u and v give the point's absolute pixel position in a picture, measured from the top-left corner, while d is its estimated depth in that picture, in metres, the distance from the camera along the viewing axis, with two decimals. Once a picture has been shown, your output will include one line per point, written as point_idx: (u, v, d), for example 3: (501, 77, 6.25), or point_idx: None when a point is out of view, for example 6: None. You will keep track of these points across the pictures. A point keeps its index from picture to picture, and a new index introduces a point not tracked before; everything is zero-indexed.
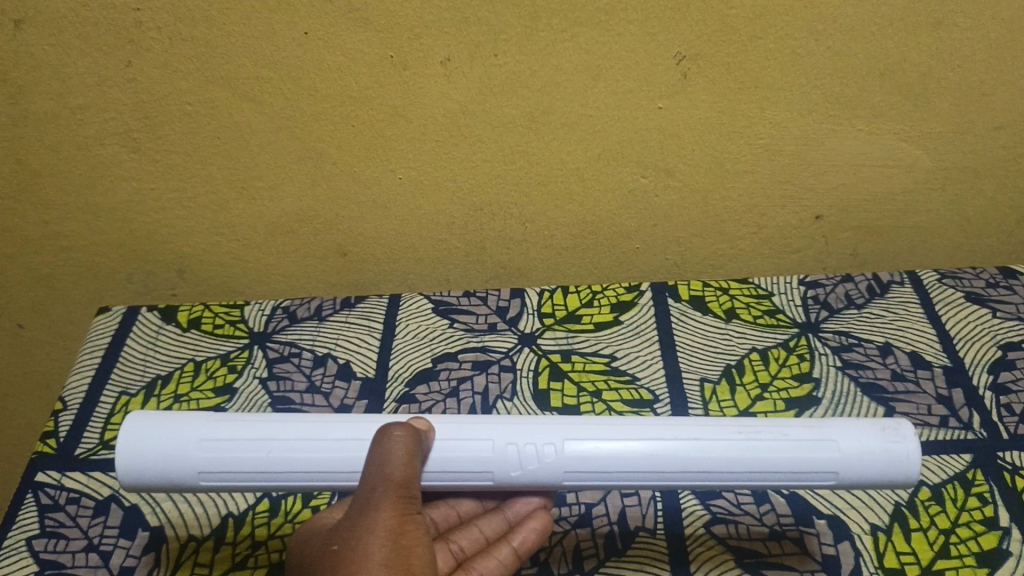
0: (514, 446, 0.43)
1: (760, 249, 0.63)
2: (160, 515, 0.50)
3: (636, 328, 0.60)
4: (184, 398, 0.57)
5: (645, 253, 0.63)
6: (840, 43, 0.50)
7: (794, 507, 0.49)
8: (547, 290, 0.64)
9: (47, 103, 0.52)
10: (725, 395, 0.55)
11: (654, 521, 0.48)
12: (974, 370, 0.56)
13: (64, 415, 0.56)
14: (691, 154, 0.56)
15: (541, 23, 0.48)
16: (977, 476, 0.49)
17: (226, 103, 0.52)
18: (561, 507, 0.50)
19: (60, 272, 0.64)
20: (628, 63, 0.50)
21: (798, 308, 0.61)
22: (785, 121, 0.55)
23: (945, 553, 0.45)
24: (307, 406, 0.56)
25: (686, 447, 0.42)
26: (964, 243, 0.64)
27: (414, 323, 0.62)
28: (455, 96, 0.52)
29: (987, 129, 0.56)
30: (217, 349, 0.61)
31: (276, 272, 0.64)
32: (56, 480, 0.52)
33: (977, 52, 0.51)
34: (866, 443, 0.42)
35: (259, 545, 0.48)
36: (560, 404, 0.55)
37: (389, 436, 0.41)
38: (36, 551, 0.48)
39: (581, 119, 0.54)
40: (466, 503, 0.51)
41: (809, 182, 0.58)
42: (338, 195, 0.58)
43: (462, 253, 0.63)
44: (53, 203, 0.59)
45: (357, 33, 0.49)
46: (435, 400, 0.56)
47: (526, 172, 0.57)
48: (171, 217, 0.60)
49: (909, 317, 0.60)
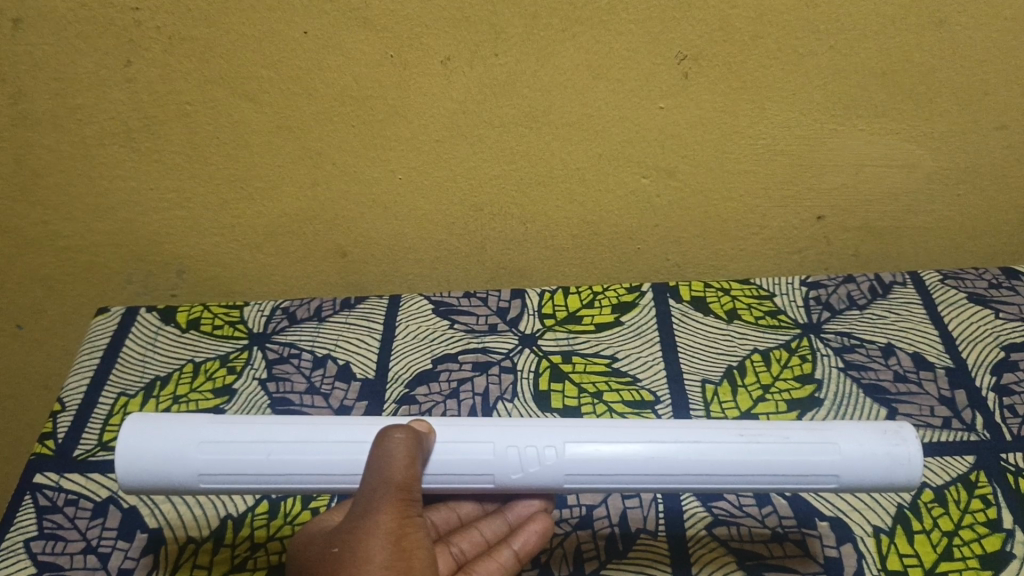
0: (514, 448, 0.43)
1: (761, 250, 0.63)
2: (159, 517, 0.50)
3: (637, 329, 0.60)
4: (183, 399, 0.57)
5: (647, 253, 0.63)
6: (842, 43, 0.50)
7: (796, 508, 0.49)
8: (547, 291, 0.64)
9: (46, 102, 0.52)
10: (727, 396, 0.55)
11: (656, 523, 0.48)
12: (977, 371, 0.56)
13: (62, 417, 0.56)
14: (692, 154, 0.56)
15: (542, 22, 0.48)
16: (980, 478, 0.49)
17: (225, 103, 0.52)
18: (562, 509, 0.50)
19: (59, 272, 0.64)
20: (628, 62, 0.50)
21: (800, 309, 0.61)
22: (786, 120, 0.54)
23: (948, 555, 0.45)
24: (307, 407, 0.56)
25: (688, 449, 0.42)
26: (967, 244, 0.63)
27: (414, 324, 0.61)
28: (455, 96, 0.52)
29: (990, 129, 0.56)
30: (216, 349, 0.61)
31: (276, 273, 0.64)
32: (54, 481, 0.52)
33: (979, 51, 0.51)
34: (868, 445, 0.42)
35: (258, 547, 0.48)
36: (561, 405, 0.55)
37: (389, 440, 0.41)
38: (33, 552, 0.47)
39: (582, 119, 0.54)
40: (466, 506, 0.51)
41: (811, 182, 0.58)
42: (338, 195, 0.58)
43: (463, 253, 0.63)
44: (52, 203, 0.59)
45: (357, 32, 0.48)
46: (435, 401, 0.55)
47: (527, 172, 0.56)
48: (170, 217, 0.60)
49: (911, 318, 0.60)
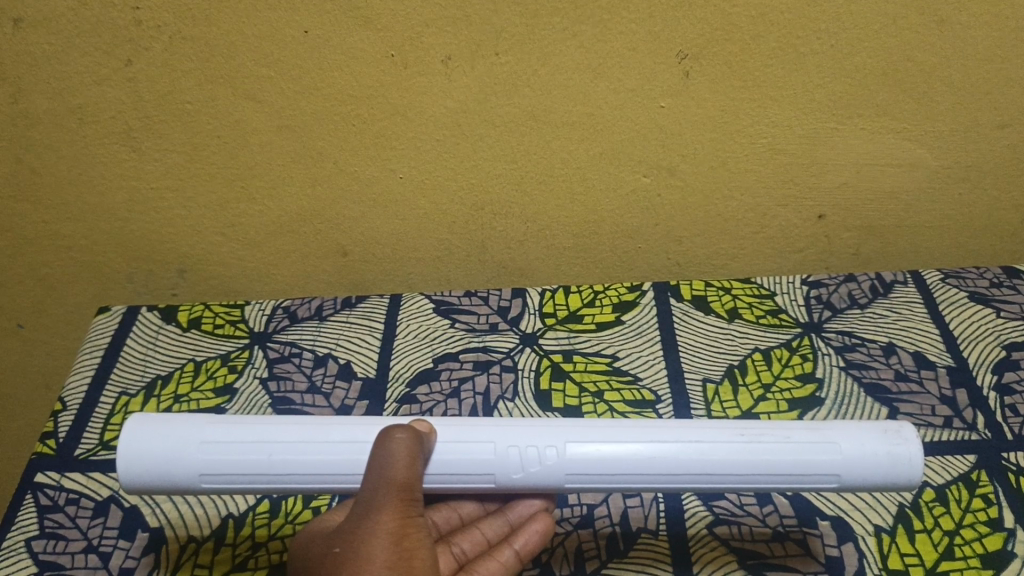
0: (516, 448, 0.43)
1: (762, 249, 0.63)
2: (160, 516, 0.50)
3: (638, 328, 0.60)
4: (183, 398, 0.57)
5: (647, 252, 0.63)
6: (843, 42, 0.50)
7: (798, 507, 0.49)
8: (548, 290, 0.64)
9: (47, 101, 0.52)
10: (728, 395, 0.55)
11: (657, 522, 0.48)
12: (978, 370, 0.56)
13: (63, 416, 0.56)
14: (693, 153, 0.56)
15: (543, 21, 0.48)
16: (981, 477, 0.49)
17: (226, 102, 0.52)
18: (563, 508, 0.50)
19: (60, 272, 0.64)
20: (629, 61, 0.50)
21: (801, 307, 0.61)
22: (788, 119, 0.54)
23: (949, 555, 0.45)
24: (308, 406, 0.56)
25: (689, 449, 0.42)
26: (968, 243, 0.63)
27: (415, 323, 0.61)
28: (456, 95, 0.52)
29: (991, 128, 0.56)
30: (217, 348, 0.61)
31: (277, 272, 0.64)
32: (55, 480, 0.52)
33: (980, 50, 0.51)
34: (869, 445, 0.42)
35: (259, 546, 0.48)
36: (562, 404, 0.55)
37: (394, 439, 0.41)
38: (35, 552, 0.48)
39: (583, 119, 0.54)
40: (467, 506, 0.51)
41: (812, 181, 0.58)
42: (339, 194, 0.58)
43: (463, 253, 0.63)
44: (53, 202, 0.59)
45: (357, 31, 0.48)
46: (436, 400, 0.55)
47: (528, 171, 0.56)
48: (171, 216, 0.60)
49: (912, 317, 0.60)
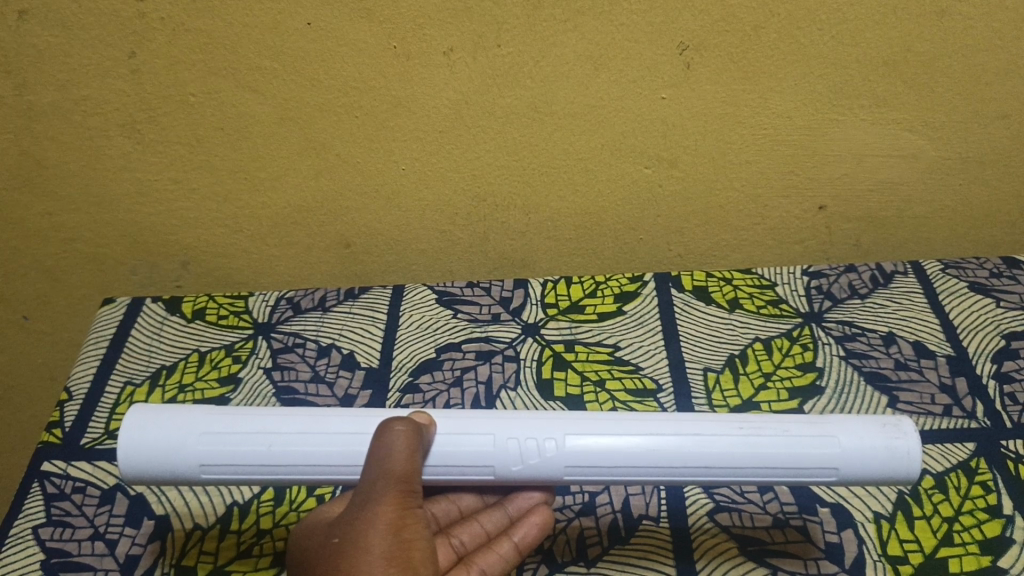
0: (514, 440, 0.43)
1: (763, 240, 0.64)
2: (166, 505, 0.50)
3: (640, 318, 0.60)
4: (188, 388, 0.57)
5: (649, 243, 0.64)
6: (843, 32, 0.50)
7: (798, 495, 0.49)
8: (550, 280, 0.64)
9: (51, 94, 0.53)
10: (728, 384, 0.55)
11: (658, 510, 0.49)
12: (978, 359, 0.56)
13: (69, 405, 0.56)
14: (693, 145, 0.56)
15: (545, 13, 0.48)
16: (980, 464, 0.49)
17: (229, 94, 0.52)
18: (564, 496, 0.50)
19: (64, 262, 0.65)
20: (629, 53, 0.50)
21: (801, 298, 0.61)
22: (787, 111, 0.55)
23: (949, 541, 0.46)
24: (312, 396, 0.56)
25: (686, 442, 0.42)
26: (968, 233, 0.64)
27: (417, 313, 0.62)
28: (458, 87, 0.52)
29: (991, 118, 0.56)
30: (221, 339, 0.61)
31: (281, 263, 0.64)
32: (62, 469, 0.52)
33: (981, 40, 0.51)
34: (867, 439, 0.42)
35: (263, 534, 0.48)
36: (563, 393, 0.55)
37: (391, 431, 0.41)
38: (42, 539, 0.48)
39: (584, 110, 0.54)
40: (467, 498, 0.51)
41: (812, 171, 0.58)
42: (341, 185, 0.58)
43: (466, 244, 0.63)
44: (57, 194, 0.59)
45: (360, 24, 0.49)
46: (438, 389, 0.56)
47: (529, 162, 0.57)
48: (174, 207, 0.60)
49: (912, 307, 0.60)
